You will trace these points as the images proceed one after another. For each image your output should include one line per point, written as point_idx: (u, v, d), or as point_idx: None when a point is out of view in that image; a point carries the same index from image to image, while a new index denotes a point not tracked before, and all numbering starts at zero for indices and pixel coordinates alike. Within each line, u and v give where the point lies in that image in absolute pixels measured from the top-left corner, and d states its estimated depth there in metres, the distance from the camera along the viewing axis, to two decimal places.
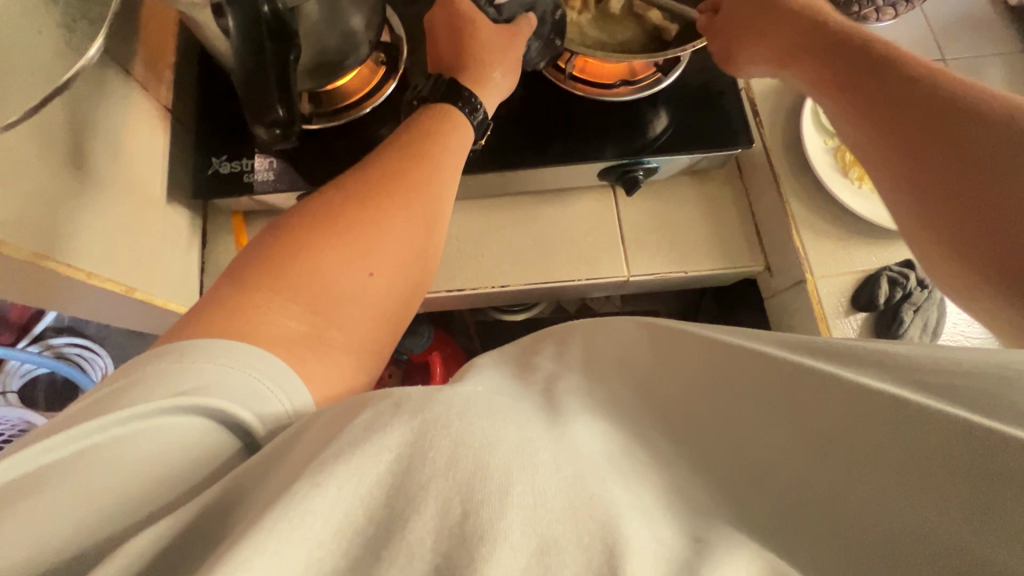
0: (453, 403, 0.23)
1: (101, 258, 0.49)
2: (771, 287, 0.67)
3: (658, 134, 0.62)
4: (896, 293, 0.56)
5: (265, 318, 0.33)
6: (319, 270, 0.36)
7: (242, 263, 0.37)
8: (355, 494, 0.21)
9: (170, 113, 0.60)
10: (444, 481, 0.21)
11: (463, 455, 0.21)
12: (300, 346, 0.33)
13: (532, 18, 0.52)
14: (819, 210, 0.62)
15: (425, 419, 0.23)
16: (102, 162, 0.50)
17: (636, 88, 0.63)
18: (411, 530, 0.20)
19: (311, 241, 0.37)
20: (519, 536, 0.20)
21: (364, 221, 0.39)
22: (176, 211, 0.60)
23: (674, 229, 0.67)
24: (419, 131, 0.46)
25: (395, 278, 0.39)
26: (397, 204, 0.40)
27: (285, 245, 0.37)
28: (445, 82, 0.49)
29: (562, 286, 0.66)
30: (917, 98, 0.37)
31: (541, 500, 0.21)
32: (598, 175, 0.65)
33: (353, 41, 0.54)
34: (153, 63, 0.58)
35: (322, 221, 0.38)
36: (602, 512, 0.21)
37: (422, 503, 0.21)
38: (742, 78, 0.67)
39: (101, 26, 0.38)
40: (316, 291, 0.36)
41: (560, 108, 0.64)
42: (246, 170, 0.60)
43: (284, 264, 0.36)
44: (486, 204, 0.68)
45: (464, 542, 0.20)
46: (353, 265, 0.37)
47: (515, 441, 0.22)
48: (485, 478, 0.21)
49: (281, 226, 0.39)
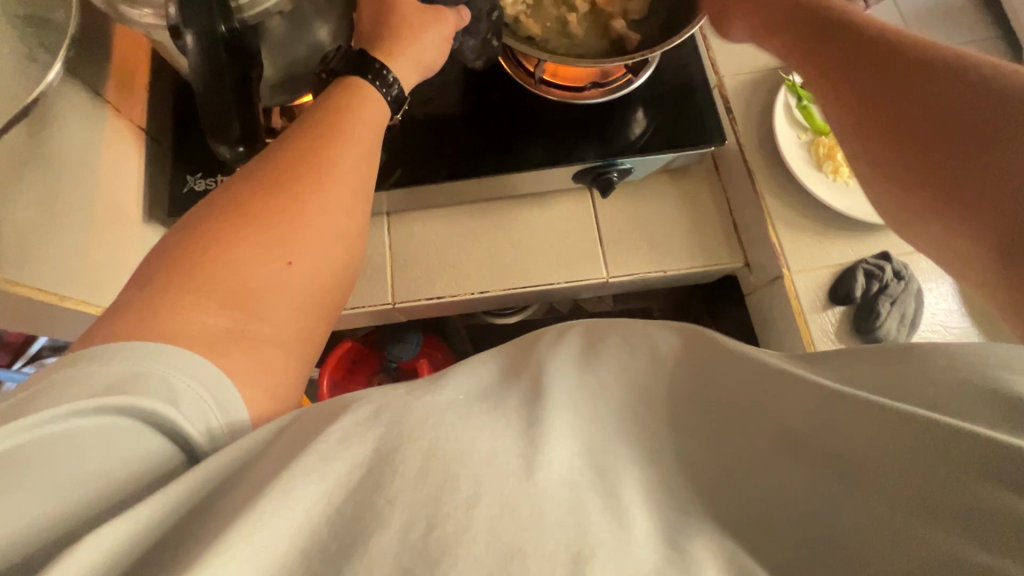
0: (428, 414, 0.25)
1: (72, 281, 0.49)
2: (751, 283, 0.67)
3: (638, 136, 0.62)
4: (871, 286, 0.57)
5: (178, 317, 0.31)
6: (235, 259, 0.34)
7: (154, 261, 0.34)
8: (317, 501, 0.23)
9: (144, 133, 0.60)
10: (411, 496, 0.23)
11: (432, 470, 0.23)
12: (219, 345, 0.31)
13: (463, 14, 0.52)
14: (794, 204, 0.62)
15: (401, 431, 0.25)
16: (72, 185, 0.50)
17: (606, 90, 0.63)
18: (377, 540, 0.22)
19: (224, 231, 0.34)
20: (480, 544, 0.22)
21: (289, 209, 0.36)
22: (152, 229, 0.60)
23: (653, 229, 0.66)
24: (331, 109, 0.43)
25: (318, 260, 0.37)
26: (322, 184, 0.38)
27: (201, 235, 0.34)
28: (355, 55, 0.47)
29: (542, 290, 0.66)
30: (892, 58, 0.37)
31: (507, 507, 0.22)
32: (572, 178, 0.65)
33: (325, 58, 0.53)
34: (124, 83, 0.58)
35: (241, 209, 0.36)
36: (575, 524, 0.22)
37: (388, 517, 0.22)
38: (714, 75, 0.67)
39: (57, 51, 0.38)
40: (231, 282, 0.33)
41: (532, 113, 0.64)
42: (221, 187, 0.59)
43: (196, 256, 0.33)
44: (465, 210, 0.68)
45: (427, 555, 0.21)
46: (273, 252, 0.35)
47: (488, 452, 0.24)
48: (455, 487, 0.23)
49: (199, 217, 0.36)
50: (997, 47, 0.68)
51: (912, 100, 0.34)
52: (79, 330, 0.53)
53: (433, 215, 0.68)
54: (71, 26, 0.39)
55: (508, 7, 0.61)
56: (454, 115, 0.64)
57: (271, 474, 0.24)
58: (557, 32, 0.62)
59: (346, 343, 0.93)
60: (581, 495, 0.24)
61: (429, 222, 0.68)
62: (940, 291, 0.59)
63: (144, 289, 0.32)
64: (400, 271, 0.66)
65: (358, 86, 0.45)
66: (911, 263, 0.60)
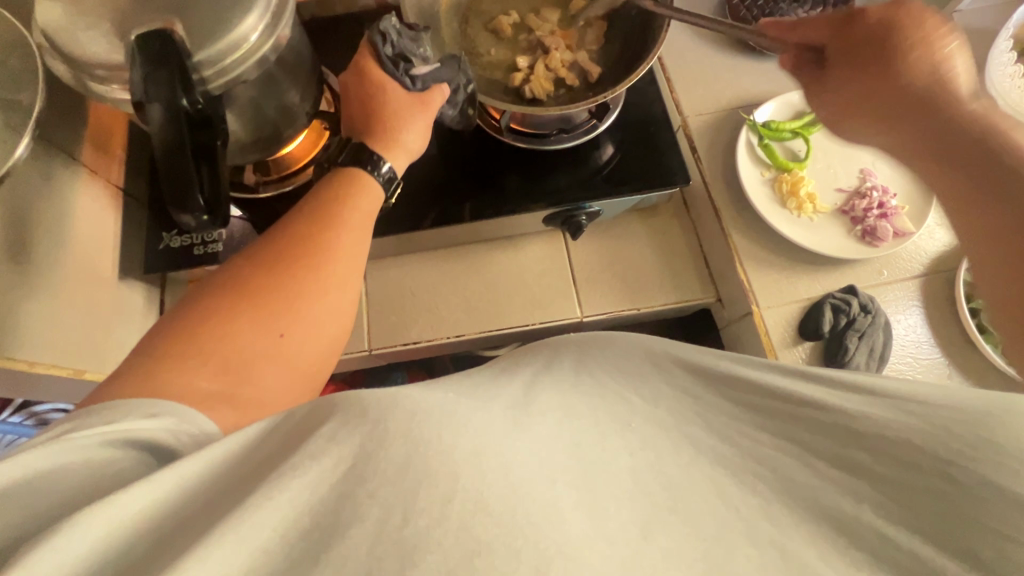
0: (415, 412, 0.24)
1: (47, 345, 0.49)
2: (725, 317, 0.67)
3: (604, 162, 0.65)
4: (839, 321, 0.57)
5: (177, 379, 0.31)
6: (236, 333, 0.35)
7: (156, 333, 0.35)
8: (296, 495, 0.22)
9: (121, 192, 0.61)
10: (389, 489, 0.22)
11: (413, 469, 0.22)
12: (213, 406, 0.31)
13: (445, 90, 0.52)
14: (760, 240, 0.63)
15: (376, 427, 0.23)
16: (46, 249, 0.51)
17: (574, 134, 0.65)
18: (353, 535, 0.21)
19: (228, 306, 0.36)
20: (451, 546, 0.21)
21: (286, 280, 0.38)
22: (129, 285, 0.61)
23: (625, 267, 0.67)
24: (330, 192, 0.45)
25: (313, 333, 0.38)
26: (318, 257, 0.39)
27: (201, 309, 0.35)
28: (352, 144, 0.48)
29: (518, 332, 0.67)
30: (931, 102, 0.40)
31: (482, 504, 0.22)
32: (543, 221, 0.66)
33: (291, 112, 0.56)
34: (101, 144, 0.60)
35: (240, 285, 0.37)
36: (546, 539, 0.22)
37: (367, 510, 0.22)
38: (677, 117, 0.69)
39: (26, 129, 0.40)
40: (231, 355, 0.34)
41: (502, 159, 0.66)
42: (197, 243, 0.61)
43: (201, 331, 0.34)
44: (440, 254, 0.69)
45: (399, 550, 0.21)
46: (268, 322, 0.36)
47: (471, 450, 0.23)
48: (433, 484, 0.22)
49: (199, 294, 0.37)
50: None
51: (943, 130, 0.39)
52: (54, 392, 0.53)
53: (408, 260, 0.69)
54: (39, 105, 0.41)
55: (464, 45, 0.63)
56: (424, 163, 0.66)
57: (251, 479, 0.23)
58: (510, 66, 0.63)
59: (329, 386, 0.93)
60: (556, 504, 0.24)
61: (404, 267, 0.69)
62: (908, 323, 0.60)
63: (142, 358, 0.32)
64: (377, 317, 0.67)
65: (354, 176, 0.46)
66: (878, 295, 0.61)
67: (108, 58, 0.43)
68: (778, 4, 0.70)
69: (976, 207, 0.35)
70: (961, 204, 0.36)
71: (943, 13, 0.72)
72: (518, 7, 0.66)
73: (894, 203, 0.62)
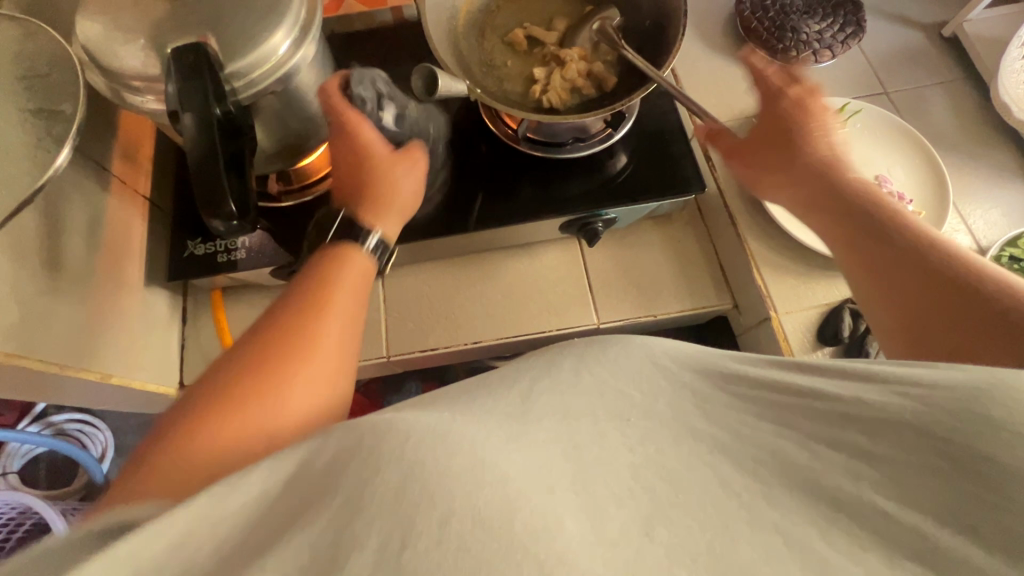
0: (411, 434, 0.25)
1: (75, 350, 0.50)
2: (742, 324, 0.67)
3: (617, 170, 0.66)
4: (859, 325, 0.57)
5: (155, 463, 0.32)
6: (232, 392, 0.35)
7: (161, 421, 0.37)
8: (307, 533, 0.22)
9: (148, 203, 0.63)
10: (385, 518, 0.22)
11: (409, 489, 0.23)
12: (175, 487, 0.31)
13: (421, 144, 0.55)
14: (776, 246, 0.64)
15: (373, 454, 0.24)
16: (77, 256, 0.52)
17: (589, 143, 0.66)
18: (356, 561, 0.21)
19: (226, 373, 0.37)
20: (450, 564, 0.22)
21: (257, 354, 0.37)
22: (154, 293, 0.62)
23: (641, 274, 0.68)
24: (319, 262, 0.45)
25: (283, 406, 0.35)
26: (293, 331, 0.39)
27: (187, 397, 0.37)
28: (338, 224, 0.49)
29: (534, 339, 0.67)
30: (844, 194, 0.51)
31: (478, 523, 0.22)
32: (559, 229, 0.67)
33: (313, 123, 0.57)
34: (131, 156, 0.62)
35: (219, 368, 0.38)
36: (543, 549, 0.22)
37: (367, 533, 0.22)
38: (691, 126, 0.70)
39: (68, 139, 0.41)
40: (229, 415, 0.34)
41: (518, 169, 0.67)
42: (220, 250, 0.62)
43: (203, 402, 0.35)
44: (457, 262, 0.70)
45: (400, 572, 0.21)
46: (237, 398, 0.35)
47: (465, 466, 0.24)
48: (432, 504, 0.23)
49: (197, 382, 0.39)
50: (965, 88, 0.71)
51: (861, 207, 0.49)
52: (83, 396, 0.54)
53: (425, 268, 0.70)
54: (80, 116, 0.42)
55: (482, 58, 0.65)
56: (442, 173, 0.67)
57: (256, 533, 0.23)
58: (527, 78, 0.64)
59: None
60: (553, 510, 0.24)
61: (421, 274, 0.69)
62: None
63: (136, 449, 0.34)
64: (394, 324, 0.67)
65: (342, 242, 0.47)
66: None
67: (144, 71, 0.45)
68: (789, 14, 0.71)
69: (866, 249, 0.47)
70: (879, 282, 0.45)
71: (954, 21, 0.72)
72: (533, 19, 0.67)
73: (910, 208, 0.62)
